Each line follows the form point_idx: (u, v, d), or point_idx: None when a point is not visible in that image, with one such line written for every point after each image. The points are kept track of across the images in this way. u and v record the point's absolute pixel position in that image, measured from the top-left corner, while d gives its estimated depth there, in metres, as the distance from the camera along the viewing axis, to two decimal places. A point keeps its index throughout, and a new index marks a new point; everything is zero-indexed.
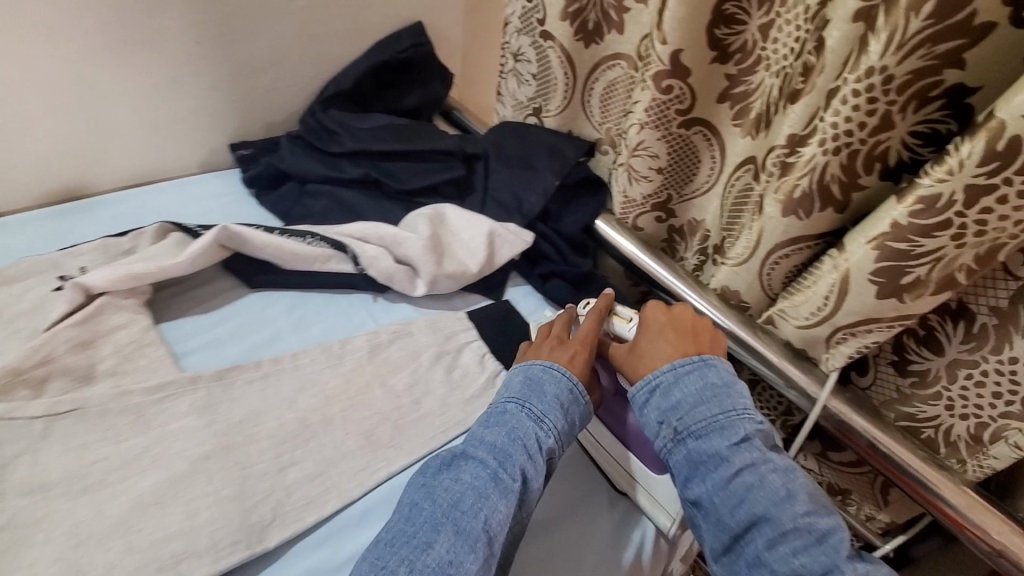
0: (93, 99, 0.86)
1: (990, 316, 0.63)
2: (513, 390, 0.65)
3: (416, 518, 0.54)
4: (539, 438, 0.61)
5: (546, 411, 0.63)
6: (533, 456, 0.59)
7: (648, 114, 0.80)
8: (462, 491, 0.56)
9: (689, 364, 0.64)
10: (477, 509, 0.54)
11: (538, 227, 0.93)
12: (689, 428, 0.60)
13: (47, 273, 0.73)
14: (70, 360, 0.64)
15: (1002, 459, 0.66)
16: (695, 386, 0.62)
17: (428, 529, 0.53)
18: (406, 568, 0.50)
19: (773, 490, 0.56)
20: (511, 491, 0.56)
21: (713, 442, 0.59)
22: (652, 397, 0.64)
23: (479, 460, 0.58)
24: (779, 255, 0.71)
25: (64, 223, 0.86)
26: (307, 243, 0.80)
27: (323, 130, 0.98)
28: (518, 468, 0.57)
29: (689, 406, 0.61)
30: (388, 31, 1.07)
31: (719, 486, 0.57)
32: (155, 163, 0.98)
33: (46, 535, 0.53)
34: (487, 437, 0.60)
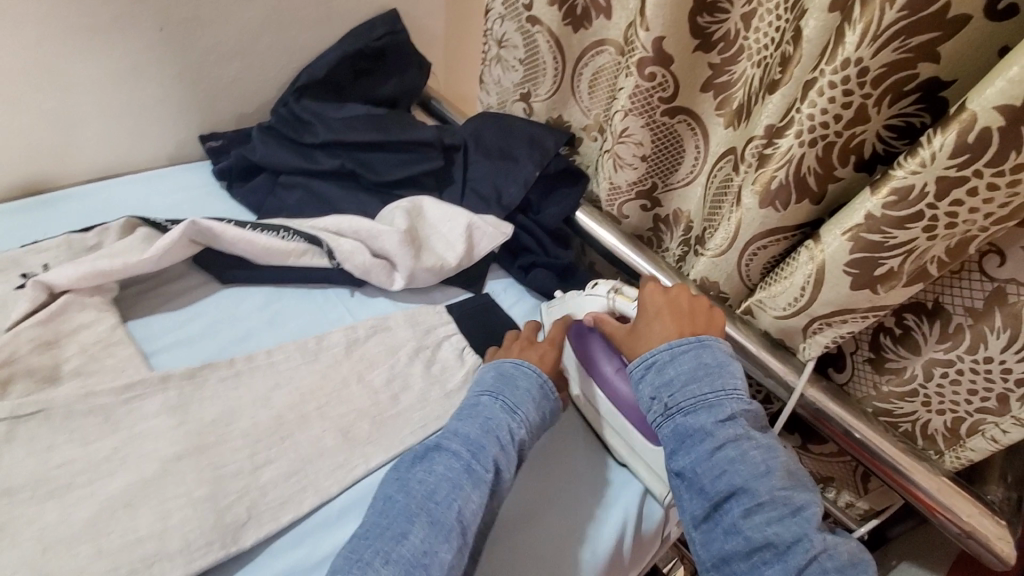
0: (53, 88, 0.83)
1: (965, 317, 0.64)
2: (486, 383, 0.66)
3: (391, 511, 0.55)
4: (512, 429, 0.61)
5: (517, 403, 0.63)
6: (505, 447, 0.60)
7: (632, 101, 0.79)
8: (436, 483, 0.56)
9: (685, 344, 0.62)
10: (450, 501, 0.54)
11: (518, 218, 0.92)
12: (680, 404, 0.59)
13: (7, 270, 0.70)
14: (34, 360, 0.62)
15: (979, 451, 0.68)
16: (689, 364, 0.60)
17: (402, 520, 0.54)
18: (382, 560, 0.51)
19: (755, 466, 0.55)
20: (484, 481, 0.56)
21: (701, 418, 0.58)
22: (648, 373, 0.62)
23: (453, 452, 0.58)
24: (758, 246, 0.71)
25: (26, 218, 0.83)
26: (280, 237, 0.77)
27: (296, 120, 0.95)
28: (490, 459, 0.58)
29: (682, 383, 0.60)
30: (365, 17, 1.04)
31: (704, 458, 0.56)
32: (121, 154, 0.94)
33: (11, 541, 0.51)
34: (461, 429, 0.60)
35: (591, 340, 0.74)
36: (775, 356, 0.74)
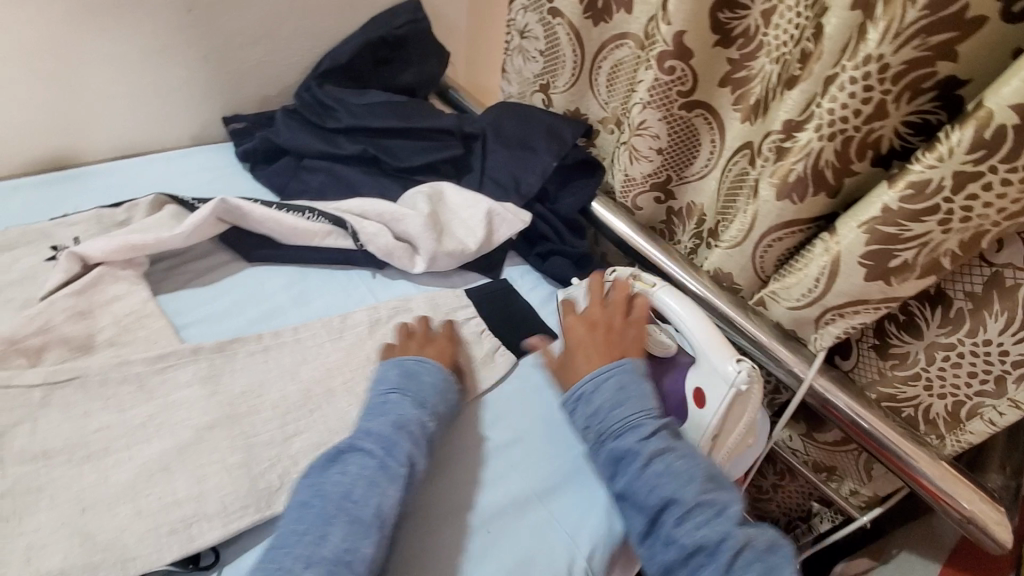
0: (79, 66, 0.84)
1: (966, 301, 0.67)
2: (391, 381, 0.64)
3: (308, 516, 0.53)
4: (422, 423, 0.61)
5: (425, 398, 0.63)
6: (418, 441, 0.59)
7: (652, 93, 0.81)
8: (351, 483, 0.54)
9: (609, 369, 0.64)
10: (367, 497, 0.53)
11: (536, 207, 0.94)
12: (607, 428, 0.61)
13: (39, 242, 0.71)
14: (69, 330, 0.63)
15: (978, 433, 0.71)
16: (611, 389, 0.62)
17: (320, 523, 0.52)
18: (302, 565, 0.49)
19: (680, 474, 0.57)
20: (399, 476, 0.56)
21: (629, 437, 0.59)
22: (579, 404, 0.64)
23: (366, 451, 0.57)
24: (773, 238, 0.73)
25: (52, 193, 0.84)
26: (305, 218, 0.80)
27: (319, 105, 0.97)
28: (403, 454, 0.57)
29: (608, 408, 0.61)
30: (387, 5, 1.05)
31: (636, 477, 0.57)
32: (145, 135, 0.95)
33: (51, 501, 0.53)
34: (371, 428, 0.59)
35: None
36: (785, 346, 0.76)
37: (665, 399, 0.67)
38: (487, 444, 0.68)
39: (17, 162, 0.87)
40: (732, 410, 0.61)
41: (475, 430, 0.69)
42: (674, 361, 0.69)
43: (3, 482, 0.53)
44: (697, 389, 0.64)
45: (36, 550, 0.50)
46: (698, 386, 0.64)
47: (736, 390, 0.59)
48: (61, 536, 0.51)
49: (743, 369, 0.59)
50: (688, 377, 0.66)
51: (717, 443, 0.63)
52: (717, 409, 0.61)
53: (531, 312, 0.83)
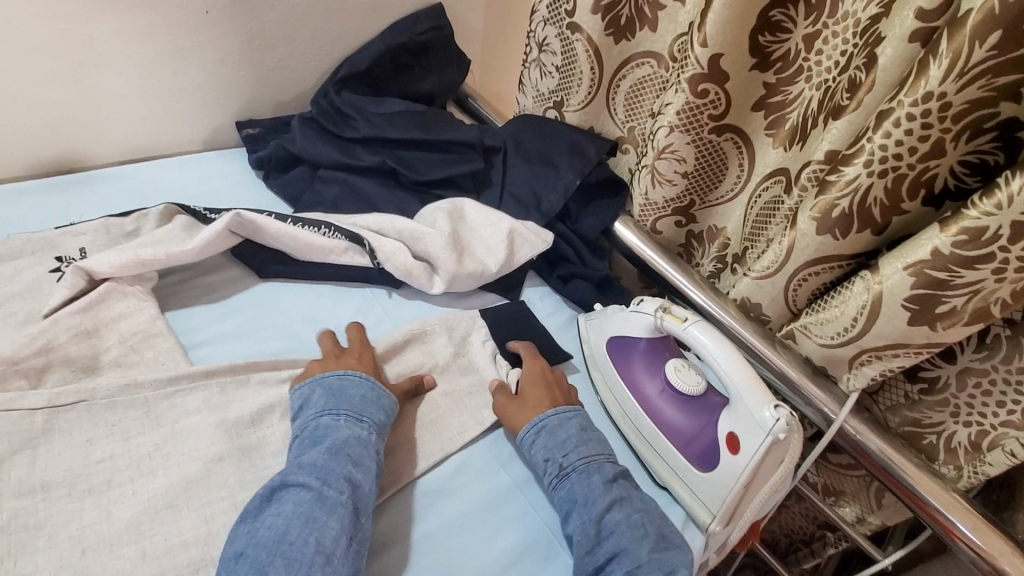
0: (86, 67, 0.80)
1: (1004, 327, 0.64)
2: (316, 405, 0.60)
3: (242, 567, 0.48)
4: (360, 439, 0.58)
5: (361, 412, 0.60)
6: (361, 461, 0.56)
7: (680, 116, 0.76)
8: (287, 524, 0.50)
9: (570, 412, 0.67)
10: (303, 538, 0.49)
11: (557, 226, 0.91)
12: (573, 463, 0.62)
13: (42, 253, 0.68)
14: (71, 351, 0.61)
15: (998, 466, 0.66)
16: (576, 429, 0.65)
17: (252, 572, 0.47)
18: None
19: (635, 527, 0.58)
20: (341, 505, 0.52)
21: (592, 479, 0.61)
22: (540, 437, 0.64)
23: (300, 485, 0.53)
24: (804, 275, 0.70)
25: (57, 199, 0.81)
26: (322, 234, 0.77)
27: (336, 113, 0.94)
28: (341, 479, 0.54)
29: (575, 444, 0.64)
30: (406, 11, 1.02)
31: (594, 518, 0.58)
32: (155, 138, 0.92)
33: (49, 540, 0.50)
34: (304, 460, 0.55)
35: (634, 356, 0.71)
36: (814, 383, 0.73)
37: (694, 440, 0.64)
38: (505, 481, 0.65)
39: (21, 164, 0.83)
40: (766, 460, 0.58)
41: (494, 466, 0.66)
42: (704, 400, 0.66)
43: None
44: (730, 433, 0.61)
45: None
46: (732, 430, 0.61)
47: (775, 438, 0.56)
48: None
49: (781, 417, 0.56)
50: (720, 419, 0.63)
51: (748, 492, 0.60)
52: (752, 457, 0.58)
53: (551, 337, 0.80)
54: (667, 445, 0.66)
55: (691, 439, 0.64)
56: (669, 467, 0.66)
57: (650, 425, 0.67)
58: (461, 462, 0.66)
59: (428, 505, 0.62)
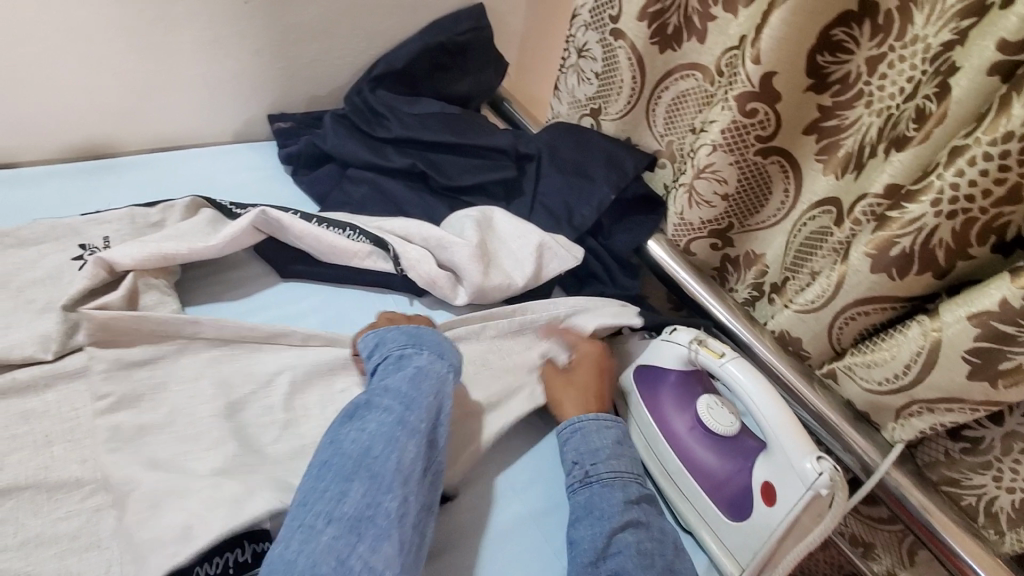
0: (122, 50, 0.79)
1: None
2: (397, 339, 0.61)
3: (327, 476, 0.49)
4: (439, 375, 0.59)
5: (440, 351, 0.61)
6: (439, 395, 0.57)
7: (724, 136, 0.71)
8: (371, 439, 0.51)
9: (613, 420, 0.64)
10: (387, 453, 0.51)
11: (588, 240, 0.87)
12: (598, 474, 0.60)
13: (67, 240, 0.67)
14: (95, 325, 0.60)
15: None
16: (611, 441, 0.63)
17: (337, 480, 0.49)
18: (324, 521, 0.46)
19: (646, 551, 0.55)
20: (419, 431, 0.53)
21: (614, 494, 0.58)
22: (572, 438, 0.63)
23: (384, 408, 0.54)
24: (854, 313, 0.66)
25: (90, 183, 0.81)
26: (345, 236, 0.74)
27: (369, 112, 0.92)
28: (424, 409, 0.55)
29: (607, 455, 0.61)
30: (444, 11, 1.00)
31: (604, 535, 0.55)
32: (188, 127, 0.91)
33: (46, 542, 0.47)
34: (389, 384, 0.56)
35: (663, 389, 0.67)
36: (857, 429, 0.68)
37: (724, 484, 0.60)
38: (519, 510, 0.62)
39: (52, 146, 0.83)
40: (805, 514, 0.54)
41: (506, 493, 0.63)
42: (737, 442, 0.62)
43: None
44: (766, 482, 0.57)
45: None
46: (768, 479, 0.57)
47: (816, 493, 0.52)
48: None
49: (824, 471, 0.52)
50: (757, 466, 0.59)
51: (784, 542, 0.56)
52: (789, 511, 0.54)
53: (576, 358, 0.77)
54: (693, 486, 0.62)
55: (721, 483, 0.60)
56: (695, 510, 0.62)
57: (678, 463, 0.63)
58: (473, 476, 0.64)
59: (439, 530, 0.59)
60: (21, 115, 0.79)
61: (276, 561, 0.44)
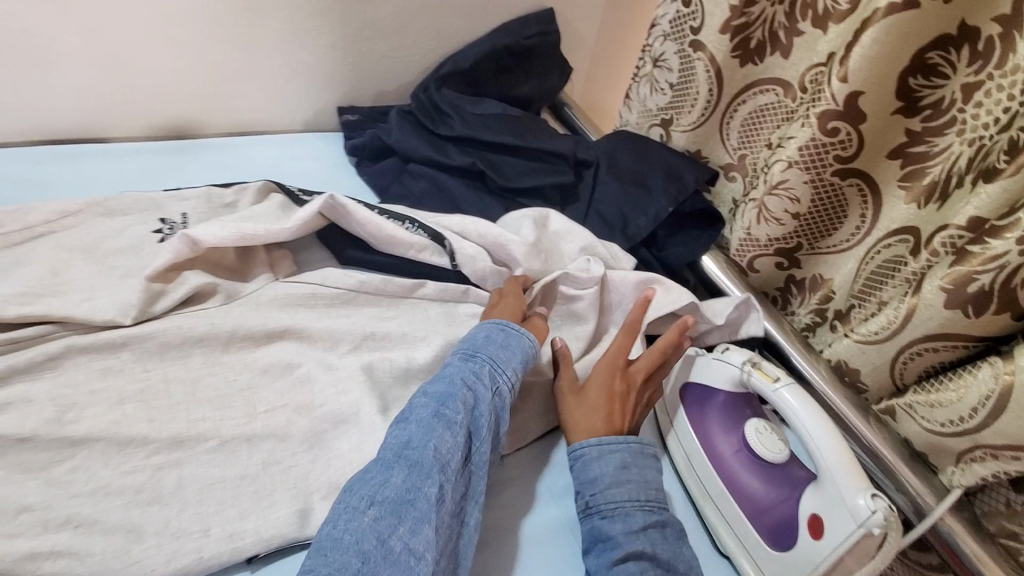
0: (212, 39, 0.84)
1: None
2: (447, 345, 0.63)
3: (371, 466, 0.51)
4: (475, 371, 0.59)
5: (475, 348, 0.61)
6: (474, 389, 0.57)
7: (802, 153, 0.70)
8: (410, 432, 0.52)
9: (615, 444, 0.61)
10: (425, 442, 0.52)
11: (642, 251, 0.86)
12: (599, 505, 0.57)
13: (149, 213, 0.71)
14: (186, 286, 0.64)
15: None
16: (612, 467, 0.59)
17: (381, 468, 0.50)
18: (368, 505, 0.47)
19: None
20: (456, 424, 0.54)
21: (614, 526, 0.56)
22: (574, 466, 0.61)
23: (422, 404, 0.55)
24: (920, 348, 0.63)
25: (172, 160, 0.86)
26: (404, 228, 0.75)
27: (434, 110, 0.94)
28: (460, 402, 0.55)
29: (606, 484, 0.58)
30: (516, 15, 1.01)
31: (606, 567, 0.54)
32: (265, 114, 0.95)
33: (110, 495, 0.50)
34: (427, 384, 0.57)
35: (711, 409, 0.65)
36: (912, 470, 0.64)
37: (768, 511, 0.58)
38: (554, 517, 0.62)
39: (142, 123, 0.89)
40: (853, 552, 0.52)
41: (544, 498, 0.63)
42: (786, 471, 0.60)
43: (71, 464, 0.51)
44: (814, 515, 0.55)
45: (83, 552, 0.46)
46: (816, 512, 0.55)
47: (867, 532, 0.51)
48: (114, 539, 0.48)
49: (878, 509, 0.51)
50: (805, 496, 0.57)
51: None
52: (836, 546, 0.52)
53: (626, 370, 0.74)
54: (735, 511, 0.60)
55: (763, 510, 0.58)
56: (736, 538, 0.60)
57: (720, 485, 0.61)
58: (512, 476, 0.65)
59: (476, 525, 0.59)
60: (118, 92, 0.84)
61: (324, 539, 0.45)
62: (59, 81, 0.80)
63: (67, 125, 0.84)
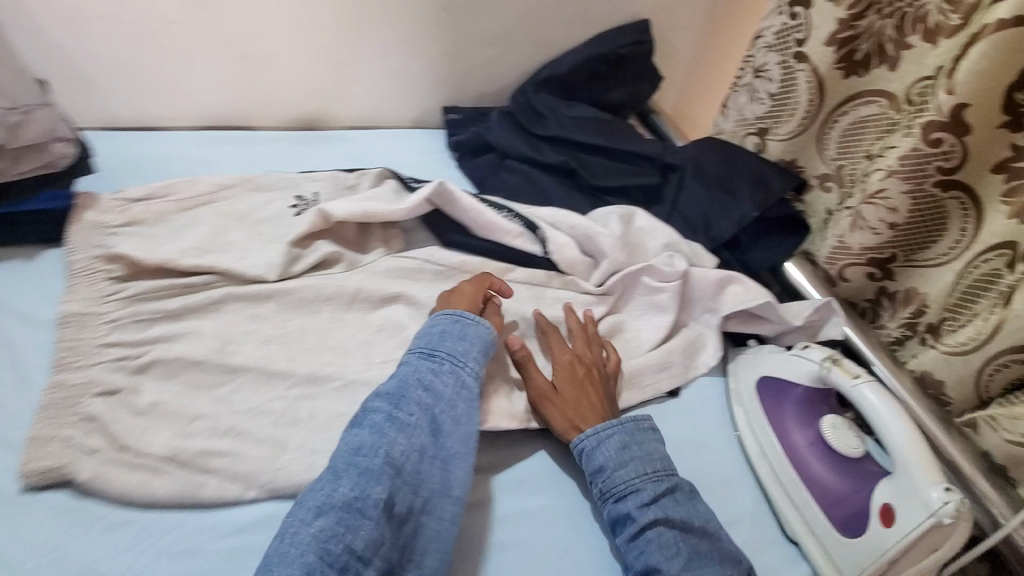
0: (343, 43, 0.96)
1: None
2: (409, 345, 0.65)
3: (324, 475, 0.54)
4: (429, 371, 0.61)
5: (433, 347, 0.64)
6: (429, 388, 0.60)
7: (902, 163, 0.71)
8: (362, 437, 0.55)
9: (609, 428, 0.64)
10: (375, 448, 0.54)
11: (724, 253, 0.89)
12: (608, 488, 0.61)
13: (288, 190, 0.82)
14: (318, 253, 0.74)
15: None
16: (615, 449, 0.62)
17: (330, 478, 0.53)
18: (315, 516, 0.50)
19: (668, 548, 0.56)
20: (408, 425, 0.57)
21: (628, 503, 0.59)
22: (578, 460, 0.64)
23: (375, 408, 0.58)
24: (1007, 361, 0.64)
25: (303, 148, 0.98)
26: (502, 216, 0.82)
27: (532, 112, 1.01)
28: (412, 404, 0.58)
29: (611, 467, 0.61)
30: (614, 26, 1.07)
31: (629, 541, 0.58)
32: (382, 112, 1.07)
33: (259, 415, 0.59)
34: (381, 388, 0.60)
35: (788, 403, 0.68)
36: (989, 481, 0.65)
37: (842, 501, 0.61)
38: None
39: (278, 115, 1.02)
40: (922, 541, 0.55)
41: None
42: (859, 465, 0.62)
43: (231, 387, 0.61)
44: (886, 505, 0.58)
45: (240, 457, 0.56)
46: (888, 502, 0.58)
47: (937, 522, 0.54)
48: (263, 449, 0.57)
49: (950, 502, 0.54)
50: (878, 487, 0.60)
51: (896, 566, 0.57)
52: (907, 535, 0.55)
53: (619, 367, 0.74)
54: (807, 498, 0.62)
55: (837, 500, 0.61)
56: (805, 523, 0.62)
57: (793, 474, 0.64)
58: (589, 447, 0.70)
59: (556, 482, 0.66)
60: (262, 88, 0.97)
61: (273, 553, 0.48)
62: (220, 77, 0.94)
63: (220, 114, 0.99)
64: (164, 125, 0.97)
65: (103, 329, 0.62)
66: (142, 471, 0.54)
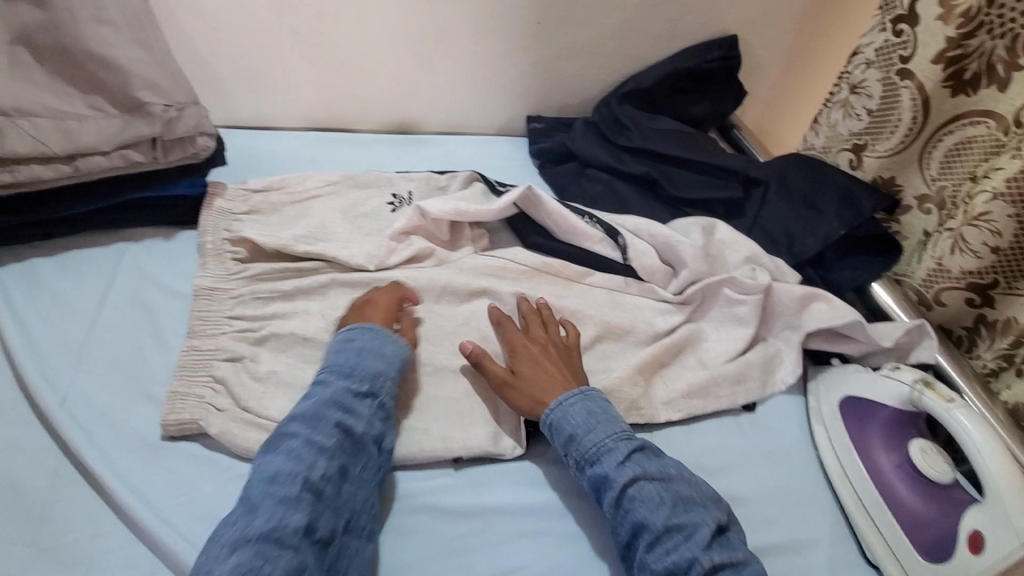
0: (438, 55, 1.02)
1: None
2: (323, 366, 0.64)
3: (240, 507, 0.52)
4: (345, 391, 0.60)
5: (348, 368, 0.62)
6: (348, 409, 0.59)
7: (1010, 185, 0.69)
8: (279, 463, 0.54)
9: (570, 397, 0.64)
10: (290, 475, 0.53)
11: (806, 270, 0.88)
12: (583, 454, 0.61)
13: (385, 188, 0.89)
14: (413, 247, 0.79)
15: None
16: (582, 415, 0.63)
17: (244, 510, 0.52)
18: (229, 551, 0.49)
19: (649, 499, 0.57)
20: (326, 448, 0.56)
21: (604, 465, 0.60)
22: (549, 437, 0.64)
23: (294, 433, 0.57)
24: None
25: (396, 150, 1.05)
26: (585, 221, 0.85)
27: (615, 122, 1.03)
28: (330, 424, 0.58)
29: (580, 434, 0.62)
30: (701, 41, 1.08)
31: (612, 506, 0.58)
32: (469, 118, 1.12)
33: None
34: (297, 411, 0.59)
35: (873, 424, 0.67)
36: None
37: (926, 526, 0.60)
38: None
39: (374, 120, 1.09)
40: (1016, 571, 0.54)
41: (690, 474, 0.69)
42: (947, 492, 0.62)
43: None
44: (974, 532, 0.58)
45: None
46: (977, 529, 0.58)
47: None
48: None
49: None
50: (967, 513, 0.59)
51: None
52: (998, 561, 0.55)
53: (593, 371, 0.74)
54: (891, 521, 0.62)
55: (923, 523, 0.61)
56: (888, 545, 0.62)
57: (877, 496, 0.64)
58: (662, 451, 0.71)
59: None
60: (361, 95, 1.05)
61: None
62: (326, 83, 1.02)
63: (324, 117, 1.07)
64: (275, 125, 1.06)
65: (228, 302, 0.71)
66: (261, 430, 0.61)
